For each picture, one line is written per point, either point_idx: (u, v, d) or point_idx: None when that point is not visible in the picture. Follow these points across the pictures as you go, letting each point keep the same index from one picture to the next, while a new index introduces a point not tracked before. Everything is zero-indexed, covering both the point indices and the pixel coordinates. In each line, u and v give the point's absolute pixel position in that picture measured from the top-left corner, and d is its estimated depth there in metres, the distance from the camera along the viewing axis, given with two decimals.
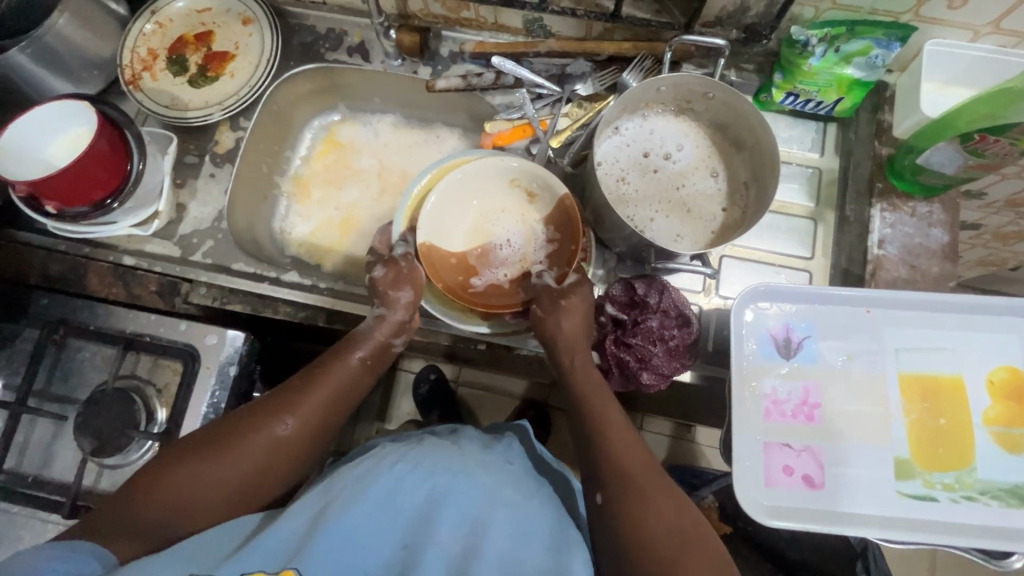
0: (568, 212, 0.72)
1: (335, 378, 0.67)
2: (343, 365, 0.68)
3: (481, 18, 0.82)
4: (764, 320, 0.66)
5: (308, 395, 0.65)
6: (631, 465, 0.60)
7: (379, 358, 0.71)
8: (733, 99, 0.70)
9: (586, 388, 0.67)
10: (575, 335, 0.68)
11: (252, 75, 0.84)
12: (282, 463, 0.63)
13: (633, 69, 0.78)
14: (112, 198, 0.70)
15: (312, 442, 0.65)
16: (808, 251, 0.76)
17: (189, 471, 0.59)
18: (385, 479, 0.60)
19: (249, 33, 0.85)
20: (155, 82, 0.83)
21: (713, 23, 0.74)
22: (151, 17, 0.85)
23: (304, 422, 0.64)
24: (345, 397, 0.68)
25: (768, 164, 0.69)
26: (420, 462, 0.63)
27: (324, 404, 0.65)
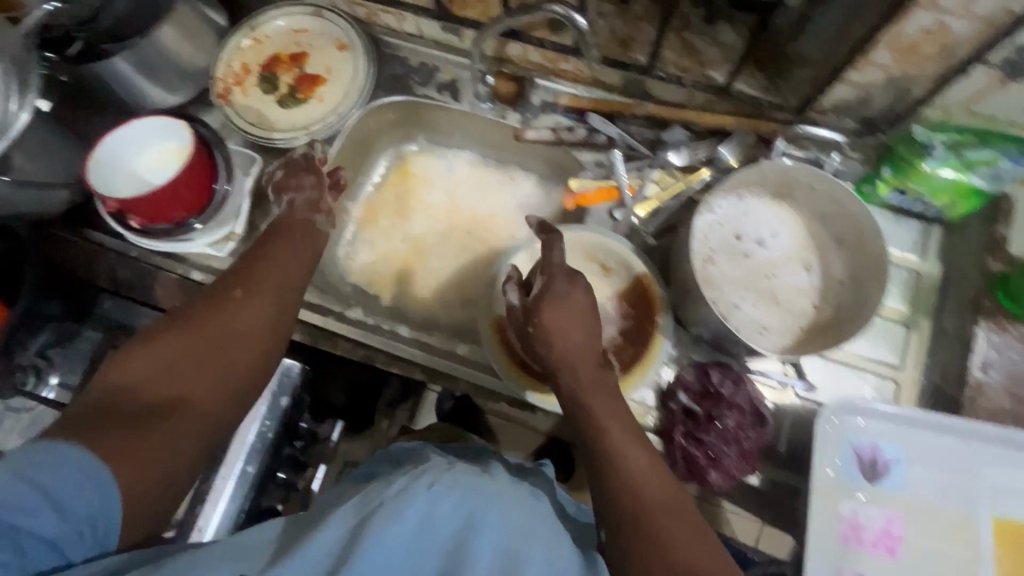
0: (645, 291, 0.69)
1: (280, 252, 0.68)
2: (281, 242, 0.70)
3: (579, 70, 0.80)
4: (851, 437, 0.62)
5: (258, 272, 0.67)
6: (649, 496, 0.54)
7: (303, 233, 0.71)
8: (840, 194, 0.66)
9: (600, 405, 0.59)
10: (571, 332, 0.60)
11: (342, 103, 0.82)
12: (255, 334, 0.63)
13: (731, 142, 0.75)
14: (197, 218, 0.71)
15: (277, 310, 0.65)
16: (898, 360, 0.72)
17: (155, 362, 0.58)
18: (421, 503, 0.48)
19: (343, 59, 0.84)
20: (245, 98, 0.84)
21: (829, 111, 0.70)
22: (248, 33, 0.85)
23: (257, 295, 0.65)
24: (297, 276, 0.69)
25: (872, 271, 0.66)
26: (462, 483, 0.50)
27: (280, 279, 0.67)
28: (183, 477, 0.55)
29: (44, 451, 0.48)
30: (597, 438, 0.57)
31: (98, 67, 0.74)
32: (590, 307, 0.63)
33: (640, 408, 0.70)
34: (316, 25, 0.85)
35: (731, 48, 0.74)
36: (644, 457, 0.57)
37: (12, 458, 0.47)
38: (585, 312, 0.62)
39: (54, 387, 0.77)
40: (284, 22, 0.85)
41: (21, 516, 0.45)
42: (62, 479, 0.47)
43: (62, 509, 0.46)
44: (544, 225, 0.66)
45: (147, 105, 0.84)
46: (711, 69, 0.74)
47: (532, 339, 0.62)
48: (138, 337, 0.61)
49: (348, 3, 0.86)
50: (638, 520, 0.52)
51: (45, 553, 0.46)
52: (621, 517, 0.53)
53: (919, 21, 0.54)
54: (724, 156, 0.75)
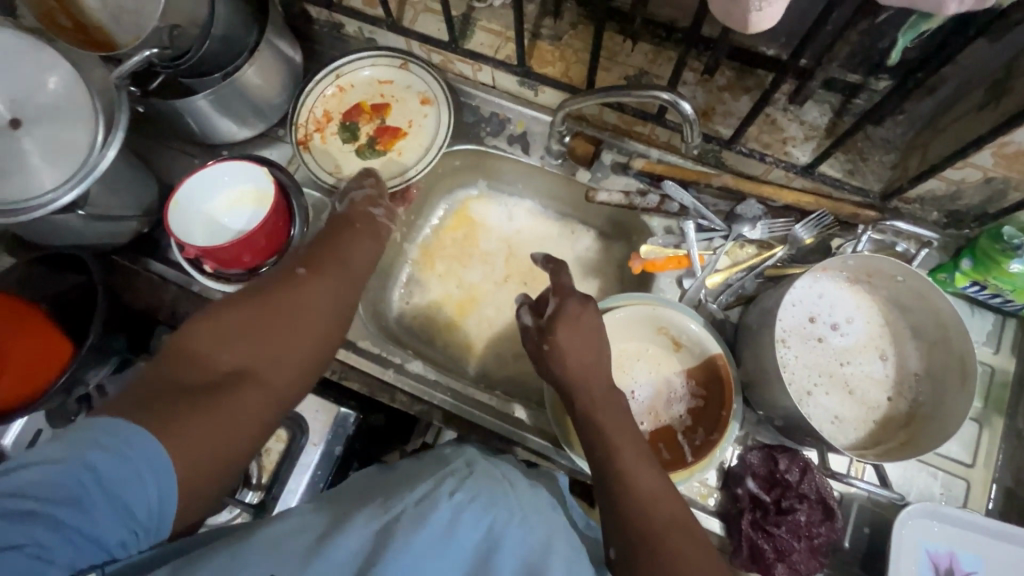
0: (719, 373, 0.67)
1: (352, 243, 0.70)
2: (347, 227, 0.71)
3: (654, 135, 0.80)
4: (929, 543, 0.61)
5: (324, 256, 0.67)
6: (657, 514, 0.51)
7: (365, 227, 0.71)
8: (928, 290, 0.65)
9: (608, 417, 0.58)
10: (578, 347, 0.62)
11: (420, 159, 0.83)
12: (317, 319, 0.63)
13: (808, 223, 0.73)
14: (268, 263, 0.70)
15: (341, 295, 0.66)
16: (969, 456, 0.70)
17: (222, 337, 0.58)
18: (445, 509, 0.49)
19: (425, 114, 0.84)
20: (324, 145, 0.83)
21: (914, 200, 0.69)
22: (332, 79, 0.84)
23: (322, 279, 0.65)
24: (359, 264, 0.69)
25: (955, 373, 0.64)
26: (482, 493, 0.53)
27: (349, 271, 0.68)
28: (241, 457, 0.53)
29: (112, 426, 0.45)
30: (609, 450, 0.56)
31: (181, 105, 0.75)
32: (600, 330, 0.64)
33: (703, 488, 0.70)
34: (403, 78, 0.85)
35: (814, 127, 0.72)
36: (651, 478, 0.54)
37: (80, 436, 0.44)
38: (597, 331, 0.63)
39: None
40: (369, 71, 0.85)
41: (76, 507, 0.42)
42: (121, 474, 0.43)
43: (118, 508, 0.43)
44: (552, 259, 0.71)
45: (217, 137, 0.83)
46: (794, 148, 0.73)
47: (546, 357, 0.63)
48: (206, 312, 0.60)
49: (424, 49, 0.86)
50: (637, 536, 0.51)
51: (93, 551, 0.43)
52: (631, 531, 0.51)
53: None
54: (799, 235, 0.74)
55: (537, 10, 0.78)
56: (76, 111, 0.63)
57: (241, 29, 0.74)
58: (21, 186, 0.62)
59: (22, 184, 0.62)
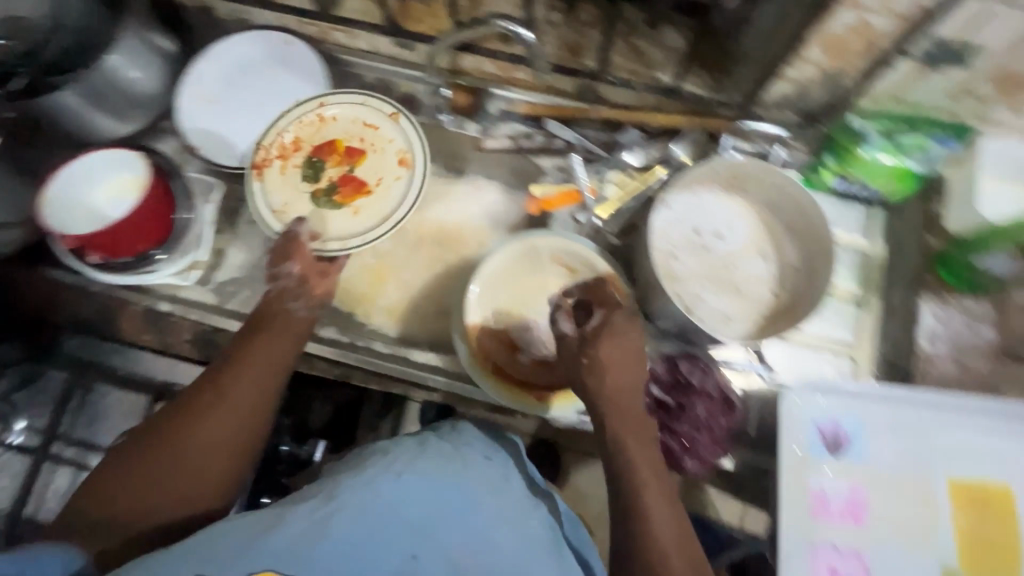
0: (610, 289, 0.71)
1: (264, 338, 0.64)
2: (259, 334, 0.64)
3: (534, 80, 0.82)
4: (815, 414, 0.66)
5: (231, 371, 0.61)
6: (662, 534, 0.52)
7: (282, 326, 0.65)
8: (789, 185, 0.70)
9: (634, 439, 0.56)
10: (620, 367, 0.57)
11: (369, 224, 0.74)
12: (222, 441, 0.58)
13: (682, 139, 0.78)
14: (156, 249, 0.70)
15: (251, 404, 0.60)
16: (852, 336, 0.75)
17: (124, 475, 0.55)
18: (391, 486, 0.53)
19: (397, 175, 0.76)
20: (274, 176, 0.76)
21: (772, 105, 0.74)
22: (314, 109, 0.78)
23: (225, 399, 0.59)
24: (272, 365, 0.63)
25: (822, 256, 0.69)
26: (429, 472, 0.56)
27: (258, 372, 0.62)
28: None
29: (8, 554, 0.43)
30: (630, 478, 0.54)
31: (47, 101, 0.73)
32: (642, 353, 0.60)
33: None
34: (389, 128, 0.78)
35: (675, 50, 0.77)
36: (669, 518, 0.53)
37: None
38: (637, 352, 0.58)
39: (20, 432, 0.77)
40: (353, 106, 0.78)
41: None
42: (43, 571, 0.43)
43: None
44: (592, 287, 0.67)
45: (96, 136, 0.81)
46: (659, 72, 0.77)
47: (583, 371, 0.58)
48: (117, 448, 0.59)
49: (300, 23, 0.86)
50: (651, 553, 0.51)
51: None
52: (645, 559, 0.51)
53: (845, 19, 0.57)
54: (675, 153, 0.78)
55: None
56: None
57: (100, 19, 0.73)
58: None
59: None
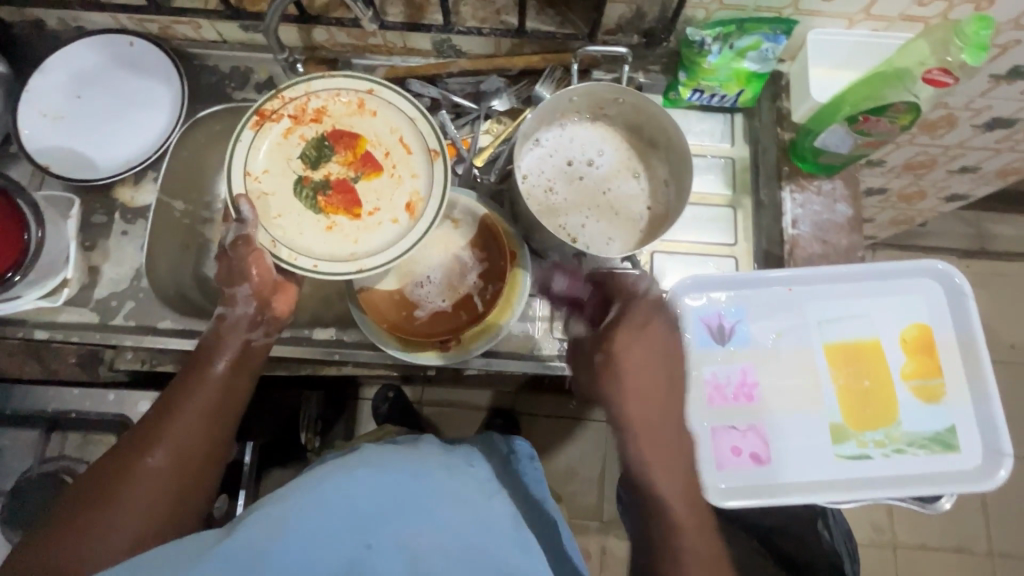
0: (491, 230, 0.72)
1: (204, 386, 0.62)
2: (209, 379, 0.63)
3: (389, 42, 0.81)
4: (697, 310, 0.70)
5: (174, 420, 0.60)
6: (681, 511, 0.58)
7: (238, 365, 0.65)
8: (642, 102, 0.73)
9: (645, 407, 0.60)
10: (645, 358, 0.61)
11: (331, 243, 0.65)
12: (170, 493, 0.58)
13: (545, 81, 0.80)
14: (12, 271, 0.65)
15: (198, 449, 0.60)
16: (732, 237, 0.79)
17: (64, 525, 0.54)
18: (347, 478, 0.56)
19: (394, 218, 0.66)
20: (269, 147, 0.67)
21: (615, 31, 0.76)
22: (358, 90, 0.69)
23: (173, 451, 0.59)
24: (222, 409, 0.63)
25: (682, 162, 0.73)
26: (390, 463, 0.59)
27: (203, 416, 0.61)
28: None
29: None
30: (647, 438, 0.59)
31: None
32: (670, 343, 0.63)
33: (525, 340, 0.75)
34: (421, 163, 0.68)
35: None
36: (677, 474, 0.59)
37: None
38: (663, 344, 0.63)
39: None
40: (407, 113, 0.68)
41: None
42: None
43: None
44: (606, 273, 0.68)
45: None
46: (507, 15, 0.77)
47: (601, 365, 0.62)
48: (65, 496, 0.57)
49: (135, 21, 0.82)
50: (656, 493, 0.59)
51: None
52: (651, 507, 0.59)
53: None
54: (541, 95, 0.80)
55: None
56: None
57: None
58: None
59: None
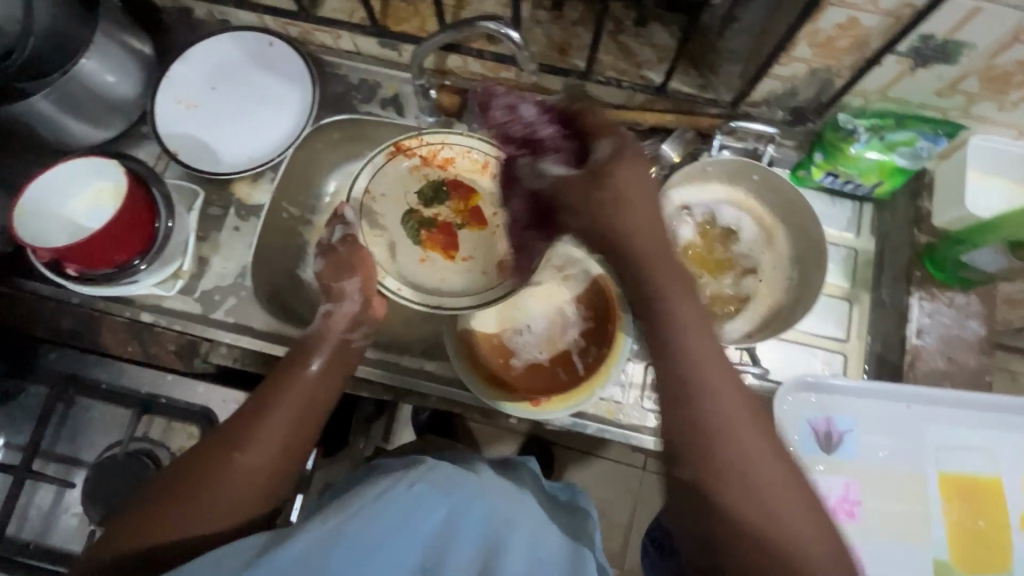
0: (601, 290, 0.70)
1: (296, 386, 0.61)
2: (301, 379, 0.62)
3: (521, 79, 0.81)
4: (806, 411, 0.66)
5: (268, 417, 0.59)
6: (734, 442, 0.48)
7: (335, 363, 0.65)
8: (777, 180, 0.71)
9: (713, 371, 0.49)
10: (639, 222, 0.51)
11: (420, 275, 0.71)
12: (259, 488, 0.56)
13: (673, 139, 0.77)
14: (139, 259, 0.67)
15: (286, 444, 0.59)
16: (843, 332, 0.75)
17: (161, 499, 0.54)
18: (407, 496, 0.48)
19: (481, 272, 0.71)
20: (393, 176, 0.73)
21: (760, 104, 0.74)
22: (489, 151, 0.71)
23: (264, 448, 0.57)
24: (312, 410, 0.61)
25: (815, 259, 0.70)
26: (440, 478, 0.52)
27: (296, 413, 0.60)
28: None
29: None
30: (721, 439, 0.48)
31: (20, 108, 0.71)
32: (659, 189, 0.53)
33: (610, 404, 0.73)
34: None
35: (665, 47, 0.76)
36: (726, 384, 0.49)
37: None
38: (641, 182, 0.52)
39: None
40: None
41: None
42: None
43: None
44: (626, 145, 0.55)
45: (75, 140, 0.80)
46: (648, 71, 0.76)
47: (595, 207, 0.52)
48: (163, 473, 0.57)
49: (279, 23, 0.83)
50: (720, 477, 0.47)
51: None
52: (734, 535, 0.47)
53: (832, 18, 0.58)
54: (667, 152, 0.78)
55: None
56: None
57: (69, 20, 0.70)
58: None
59: None
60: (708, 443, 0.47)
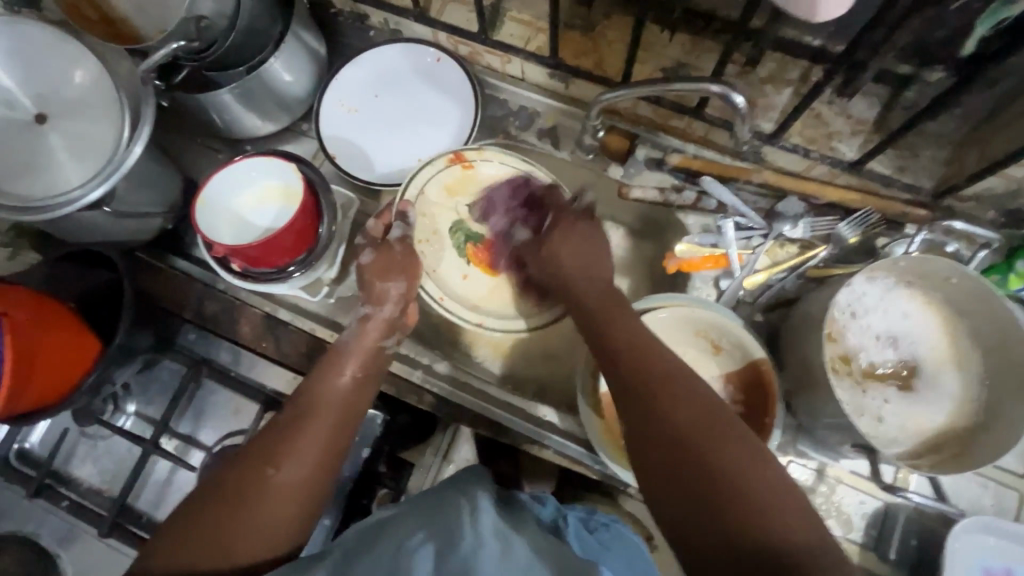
0: (761, 379, 0.65)
1: (331, 391, 0.60)
2: (336, 384, 0.61)
3: (691, 130, 0.77)
4: (987, 559, 0.59)
5: (304, 428, 0.56)
6: (647, 367, 0.51)
7: (370, 359, 0.65)
8: (986, 295, 0.60)
9: (620, 330, 0.56)
10: (574, 263, 0.65)
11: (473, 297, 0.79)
12: (291, 510, 0.51)
13: (853, 222, 0.70)
14: (295, 263, 0.67)
15: (323, 451, 0.55)
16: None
17: (181, 531, 0.48)
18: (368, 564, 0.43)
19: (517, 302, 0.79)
20: (444, 184, 0.79)
21: (970, 198, 0.66)
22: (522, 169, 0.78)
23: (302, 461, 0.53)
24: (349, 419, 0.59)
25: (1014, 383, 0.59)
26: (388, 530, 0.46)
27: (333, 417, 0.58)
28: None
29: None
30: (678, 438, 0.46)
31: (206, 99, 0.73)
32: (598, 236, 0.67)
33: None
34: None
35: (861, 121, 0.69)
36: (628, 331, 0.56)
37: None
38: (591, 240, 0.66)
39: (130, 415, 0.77)
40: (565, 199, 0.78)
41: None
42: None
43: None
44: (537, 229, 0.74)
45: (240, 131, 0.81)
46: (839, 143, 0.70)
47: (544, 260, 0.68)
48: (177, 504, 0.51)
49: (451, 41, 0.83)
50: (667, 413, 0.48)
51: None
52: (668, 468, 0.46)
53: None
54: (843, 234, 0.71)
55: None
56: (102, 105, 0.62)
57: (266, 19, 0.71)
58: (50, 187, 0.62)
59: (52, 180, 0.62)
60: (654, 392, 0.49)
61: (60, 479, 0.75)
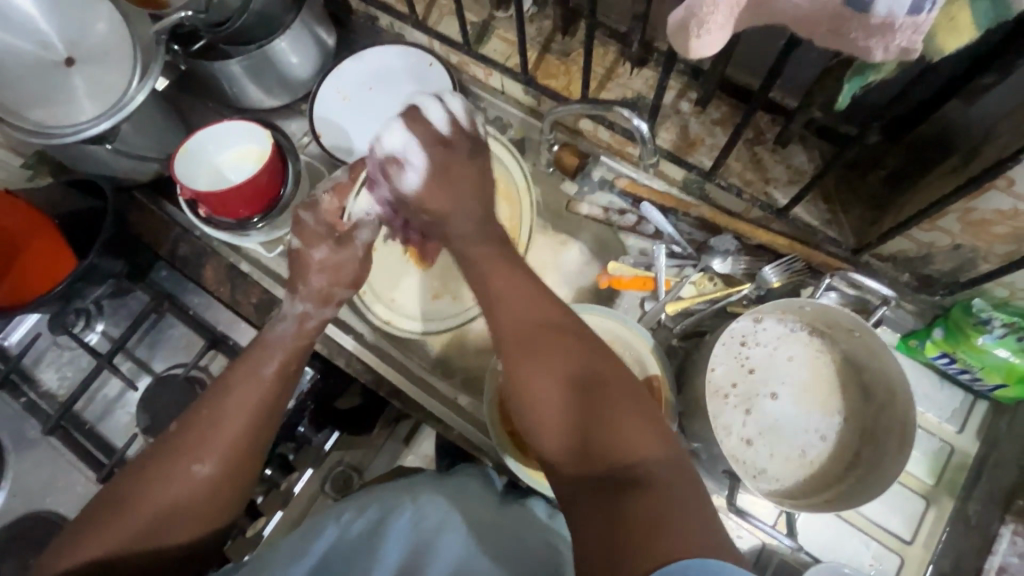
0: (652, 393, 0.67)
1: (246, 388, 0.62)
2: (255, 380, 0.62)
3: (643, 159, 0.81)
4: None
5: (214, 429, 0.59)
6: (530, 318, 0.53)
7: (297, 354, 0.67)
8: (882, 352, 0.61)
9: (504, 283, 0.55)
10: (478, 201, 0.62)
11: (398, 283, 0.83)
12: (211, 500, 0.58)
13: (779, 266, 0.72)
14: (257, 218, 0.75)
15: (234, 449, 0.59)
16: (909, 533, 0.68)
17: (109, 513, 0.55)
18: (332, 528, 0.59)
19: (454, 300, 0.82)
20: None
21: (887, 258, 0.68)
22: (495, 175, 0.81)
23: (219, 462, 0.58)
24: (264, 414, 0.62)
25: (894, 440, 0.61)
26: (366, 500, 0.63)
27: (247, 415, 0.60)
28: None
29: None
30: (566, 381, 0.49)
31: (217, 67, 0.82)
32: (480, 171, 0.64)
33: None
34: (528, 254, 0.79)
35: (798, 172, 0.73)
36: (516, 282, 0.55)
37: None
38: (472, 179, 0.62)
39: (97, 333, 0.85)
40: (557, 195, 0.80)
41: None
42: None
43: None
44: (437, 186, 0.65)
45: (247, 102, 0.91)
46: (774, 189, 0.74)
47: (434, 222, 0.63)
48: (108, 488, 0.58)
49: (444, 49, 0.91)
50: (556, 363, 0.50)
51: None
52: (550, 417, 0.48)
53: (994, 202, 0.52)
54: (768, 276, 0.73)
55: (550, 26, 0.84)
56: (119, 57, 0.73)
57: (280, 6, 0.80)
58: (60, 120, 0.72)
59: (65, 114, 0.72)
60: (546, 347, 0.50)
61: (23, 378, 0.83)
